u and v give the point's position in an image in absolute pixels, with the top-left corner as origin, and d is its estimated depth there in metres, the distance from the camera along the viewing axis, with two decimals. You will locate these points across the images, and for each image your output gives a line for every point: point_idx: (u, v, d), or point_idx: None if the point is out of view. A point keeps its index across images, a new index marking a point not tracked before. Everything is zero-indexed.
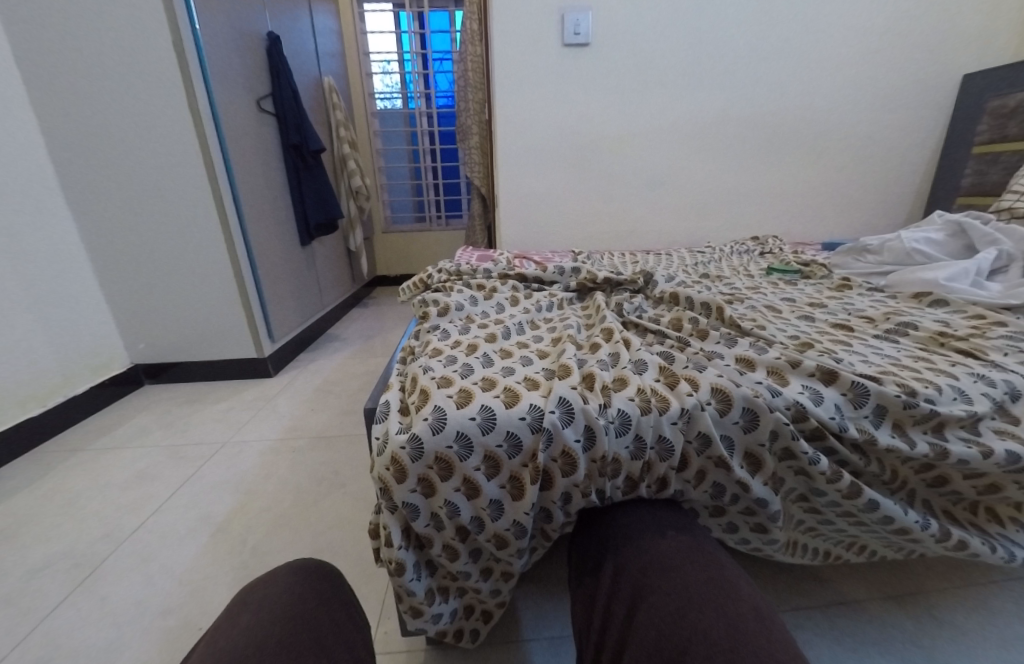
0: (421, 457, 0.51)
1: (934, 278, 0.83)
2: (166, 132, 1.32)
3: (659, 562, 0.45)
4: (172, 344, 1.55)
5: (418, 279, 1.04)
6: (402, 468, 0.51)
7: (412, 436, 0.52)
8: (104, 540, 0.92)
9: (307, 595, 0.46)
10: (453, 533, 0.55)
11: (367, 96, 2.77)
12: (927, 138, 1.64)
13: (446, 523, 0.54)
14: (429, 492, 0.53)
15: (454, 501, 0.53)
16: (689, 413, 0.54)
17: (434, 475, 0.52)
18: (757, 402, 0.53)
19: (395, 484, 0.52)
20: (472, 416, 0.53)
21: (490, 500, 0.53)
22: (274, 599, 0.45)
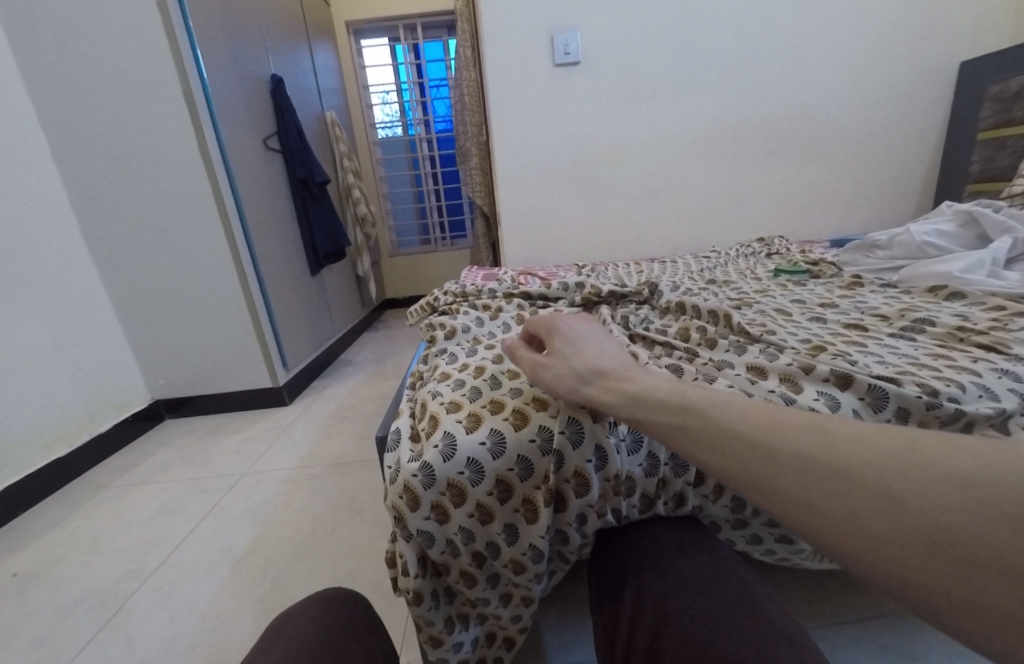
0: (433, 484, 0.51)
1: (948, 271, 0.82)
2: (179, 175, 1.38)
3: (681, 586, 0.44)
4: (191, 378, 1.59)
5: (425, 302, 1.05)
6: (415, 497, 0.51)
7: (423, 463, 0.51)
8: (131, 576, 0.93)
9: (336, 626, 0.47)
10: (469, 559, 0.55)
11: (368, 126, 2.86)
12: (930, 129, 1.62)
13: (461, 549, 0.54)
14: (442, 519, 0.52)
15: (469, 526, 0.53)
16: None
17: (447, 502, 0.52)
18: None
19: (409, 513, 0.51)
20: (482, 440, 0.53)
21: (503, 524, 0.54)
22: (304, 631, 0.45)
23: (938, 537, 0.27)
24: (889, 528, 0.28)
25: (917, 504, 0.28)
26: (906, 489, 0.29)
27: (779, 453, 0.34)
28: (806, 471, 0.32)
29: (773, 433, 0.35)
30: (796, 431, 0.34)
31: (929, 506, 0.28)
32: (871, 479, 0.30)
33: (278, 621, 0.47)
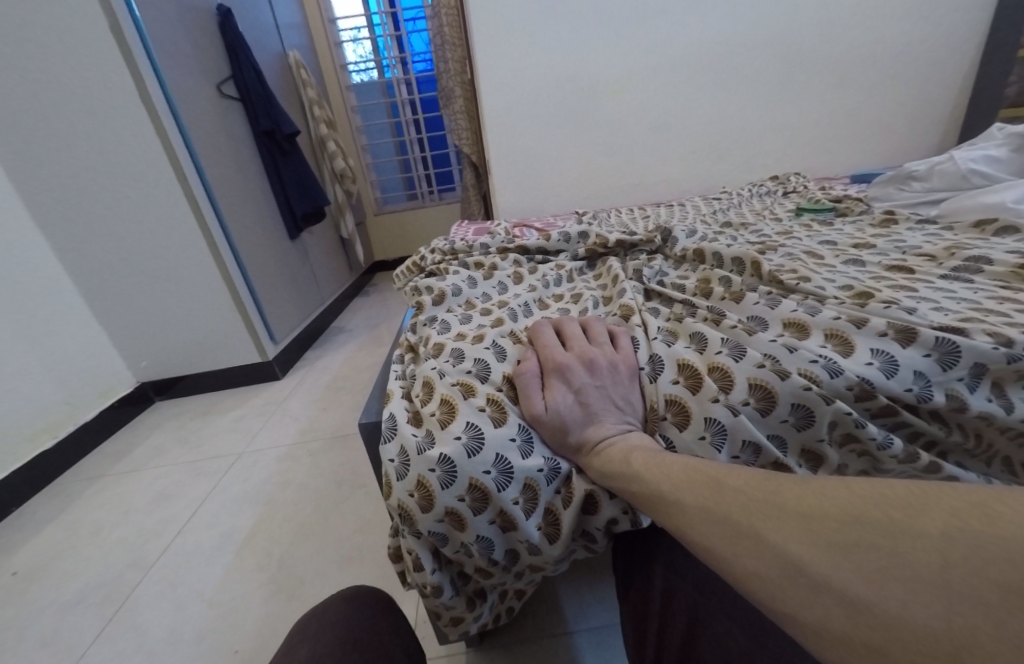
0: (452, 485, 0.45)
1: (999, 201, 0.73)
2: (127, 131, 1.22)
3: (719, 584, 0.41)
4: (176, 357, 1.51)
5: (411, 262, 0.96)
6: (429, 497, 0.45)
7: (443, 458, 0.46)
8: (131, 567, 0.90)
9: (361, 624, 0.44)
10: (486, 561, 0.50)
11: (338, 68, 2.60)
12: (965, 41, 1.46)
13: (477, 555, 0.48)
14: (458, 525, 0.46)
15: (488, 534, 0.47)
16: (722, 424, 0.46)
17: (464, 509, 0.45)
18: (809, 396, 0.44)
19: (419, 513, 0.46)
20: (511, 436, 0.47)
21: (528, 537, 0.47)
22: (333, 632, 0.42)
23: (796, 572, 0.30)
24: (760, 566, 0.32)
25: (777, 543, 0.32)
26: (771, 531, 0.32)
27: (684, 503, 0.37)
28: (705, 518, 0.35)
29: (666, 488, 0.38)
30: (696, 484, 0.37)
31: (791, 544, 0.31)
32: (743, 523, 0.34)
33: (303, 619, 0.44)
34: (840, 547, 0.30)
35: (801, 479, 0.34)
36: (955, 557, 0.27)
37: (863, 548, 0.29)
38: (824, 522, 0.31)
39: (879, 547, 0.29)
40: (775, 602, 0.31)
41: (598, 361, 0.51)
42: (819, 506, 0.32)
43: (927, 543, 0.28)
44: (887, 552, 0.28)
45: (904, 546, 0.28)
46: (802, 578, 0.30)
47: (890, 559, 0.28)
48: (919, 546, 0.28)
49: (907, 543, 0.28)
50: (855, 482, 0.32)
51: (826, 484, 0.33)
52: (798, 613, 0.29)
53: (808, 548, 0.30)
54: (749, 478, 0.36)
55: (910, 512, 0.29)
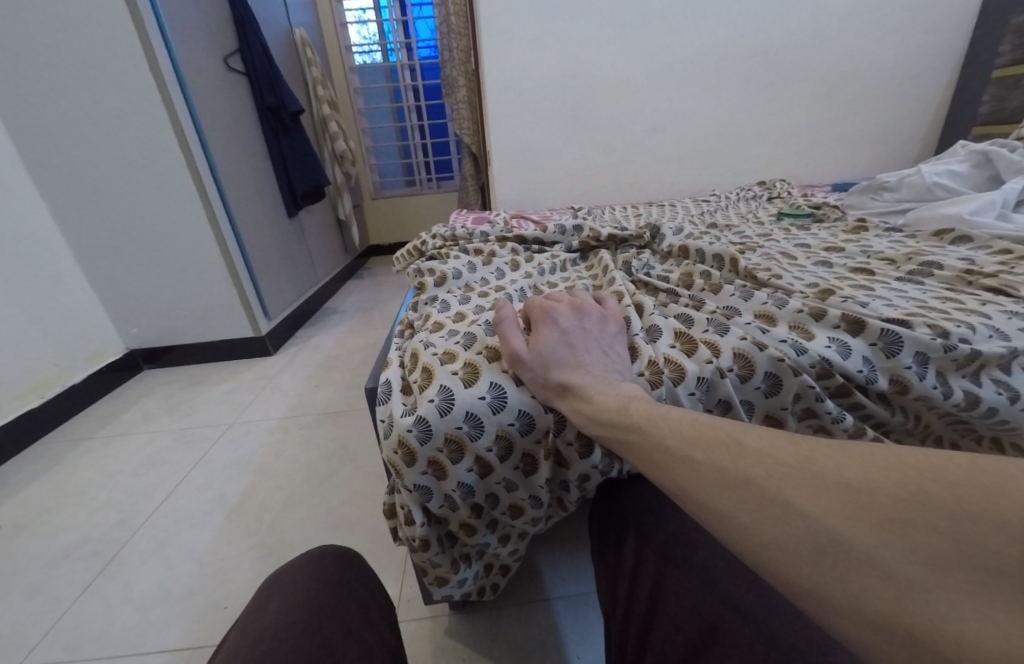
0: (430, 439, 0.49)
1: (957, 213, 0.79)
2: (132, 99, 1.23)
3: (682, 537, 0.45)
4: (168, 328, 1.52)
5: (412, 246, 0.99)
6: (411, 452, 0.49)
7: (419, 417, 0.49)
8: (121, 526, 0.93)
9: (332, 581, 0.46)
10: (468, 513, 0.54)
11: (343, 50, 2.60)
12: (944, 63, 1.54)
13: (460, 504, 0.53)
14: (440, 475, 0.51)
15: (467, 481, 0.51)
16: (709, 382, 0.51)
17: (444, 458, 0.50)
18: (782, 365, 0.50)
19: (405, 467, 0.50)
20: (481, 395, 0.50)
21: (503, 477, 0.53)
22: (306, 588, 0.45)
23: (825, 543, 0.27)
24: (787, 538, 0.28)
25: (812, 513, 0.28)
26: (805, 500, 0.28)
27: (700, 465, 0.33)
28: (723, 481, 0.32)
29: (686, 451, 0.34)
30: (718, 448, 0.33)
31: (828, 515, 0.27)
32: (770, 489, 0.30)
33: (277, 575, 0.47)
34: (895, 525, 0.26)
35: (846, 446, 0.30)
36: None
37: (914, 526, 0.25)
38: (878, 496, 0.27)
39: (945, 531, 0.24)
40: (795, 577, 0.27)
41: (585, 309, 0.54)
42: (863, 477, 0.28)
43: (1020, 536, 0.23)
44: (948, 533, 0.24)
45: (974, 527, 0.24)
46: (840, 554, 0.26)
47: (946, 541, 0.24)
48: (1006, 535, 0.23)
49: (983, 529, 0.24)
50: (917, 452, 0.28)
51: (873, 452, 0.29)
52: (829, 590, 0.26)
53: (844, 519, 0.27)
54: (777, 441, 0.32)
55: (994, 493, 0.24)
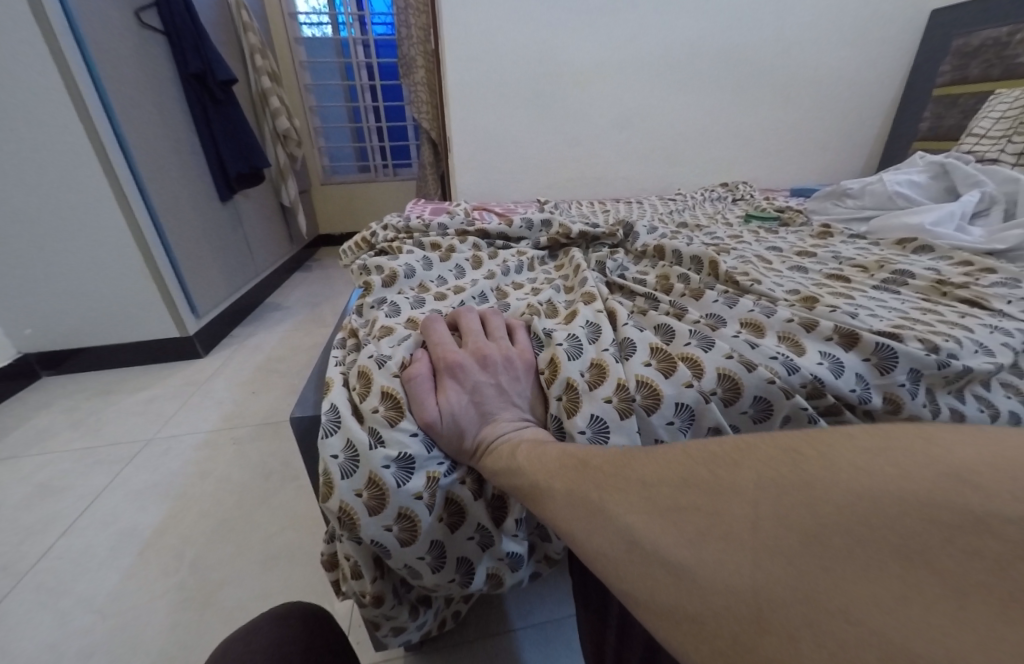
0: (408, 482, 0.42)
1: (919, 223, 0.80)
2: (14, 53, 1.03)
3: None
4: (73, 326, 1.32)
5: (361, 238, 0.89)
6: (381, 494, 0.41)
7: (401, 452, 0.42)
8: (1, 572, 0.77)
9: (295, 651, 0.38)
10: (434, 581, 0.45)
11: (287, 17, 2.38)
12: (892, 76, 1.62)
13: (425, 570, 0.44)
14: (406, 535, 0.42)
15: (438, 536, 0.43)
16: (691, 408, 0.46)
17: (419, 509, 0.42)
18: (773, 388, 0.46)
19: (366, 517, 0.41)
20: None
21: (477, 527, 0.45)
22: (266, 655, 0.36)
23: (634, 542, 0.31)
24: (604, 542, 0.32)
25: (620, 516, 0.33)
26: (618, 505, 0.33)
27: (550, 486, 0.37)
28: (562, 497, 0.36)
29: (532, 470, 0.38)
30: (556, 464, 0.38)
31: (630, 516, 0.32)
32: (594, 499, 0.34)
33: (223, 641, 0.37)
34: (677, 514, 0.31)
35: (653, 450, 0.36)
36: (770, 521, 0.28)
37: (690, 510, 0.31)
38: (666, 493, 0.32)
39: (705, 509, 0.30)
40: (619, 577, 0.31)
41: (489, 345, 0.50)
42: (655, 474, 0.34)
43: (752, 502, 0.29)
44: (709, 512, 0.30)
45: (726, 502, 0.30)
46: (640, 551, 0.31)
47: (714, 521, 0.30)
48: (740, 502, 0.30)
49: (735, 504, 0.30)
50: (692, 444, 0.35)
51: (665, 451, 0.35)
52: (640, 587, 0.30)
53: (645, 516, 0.32)
54: (608, 455, 0.37)
55: (735, 470, 0.31)
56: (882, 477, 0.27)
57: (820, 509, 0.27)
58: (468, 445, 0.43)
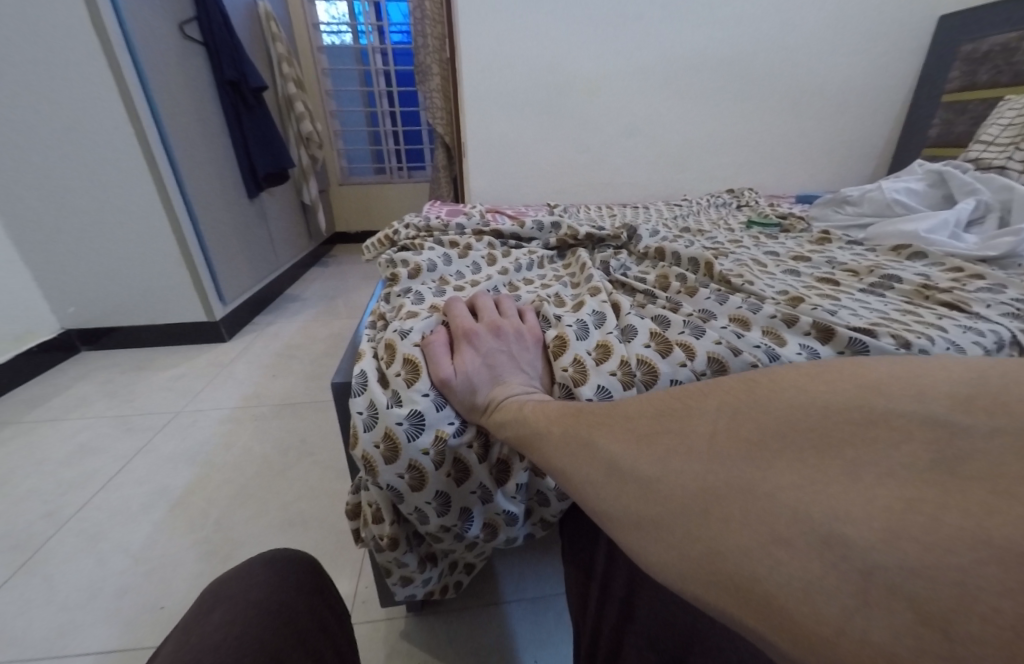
0: (418, 437, 0.46)
1: (915, 230, 0.83)
2: (69, 55, 1.12)
3: None
4: (109, 306, 1.40)
5: (384, 235, 0.95)
6: (394, 447, 0.46)
7: (412, 411, 0.47)
8: (47, 519, 0.84)
9: (284, 587, 0.43)
10: (438, 527, 0.51)
11: (309, 28, 2.47)
12: (900, 86, 1.63)
13: (432, 517, 0.50)
14: (416, 483, 0.48)
15: (444, 489, 0.49)
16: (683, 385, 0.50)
17: (426, 463, 0.47)
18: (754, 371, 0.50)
19: (382, 464, 0.47)
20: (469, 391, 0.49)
21: (480, 484, 0.50)
22: (256, 590, 0.41)
23: (613, 466, 0.36)
24: (587, 468, 0.37)
25: (603, 445, 0.37)
26: (599, 437, 0.38)
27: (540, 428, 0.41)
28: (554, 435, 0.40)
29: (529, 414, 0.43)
30: (550, 410, 0.43)
31: (612, 444, 0.37)
32: (582, 435, 0.39)
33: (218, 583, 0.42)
34: (648, 439, 0.36)
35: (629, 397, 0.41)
36: (724, 437, 0.33)
37: (662, 436, 0.35)
38: (642, 425, 0.37)
39: (670, 434, 0.35)
40: (599, 497, 0.35)
41: (501, 324, 0.55)
42: (636, 412, 0.38)
43: (712, 424, 0.34)
44: (678, 436, 0.35)
45: (691, 426, 0.35)
46: (618, 472, 0.35)
47: (681, 442, 0.34)
48: (701, 424, 0.35)
49: (698, 427, 0.35)
50: (669, 389, 0.40)
51: (646, 396, 0.40)
52: (616, 502, 0.34)
53: (625, 444, 0.36)
54: (592, 405, 0.42)
55: (695, 402, 0.36)
56: (815, 393, 0.33)
57: (764, 419, 0.33)
58: (479, 402, 0.47)
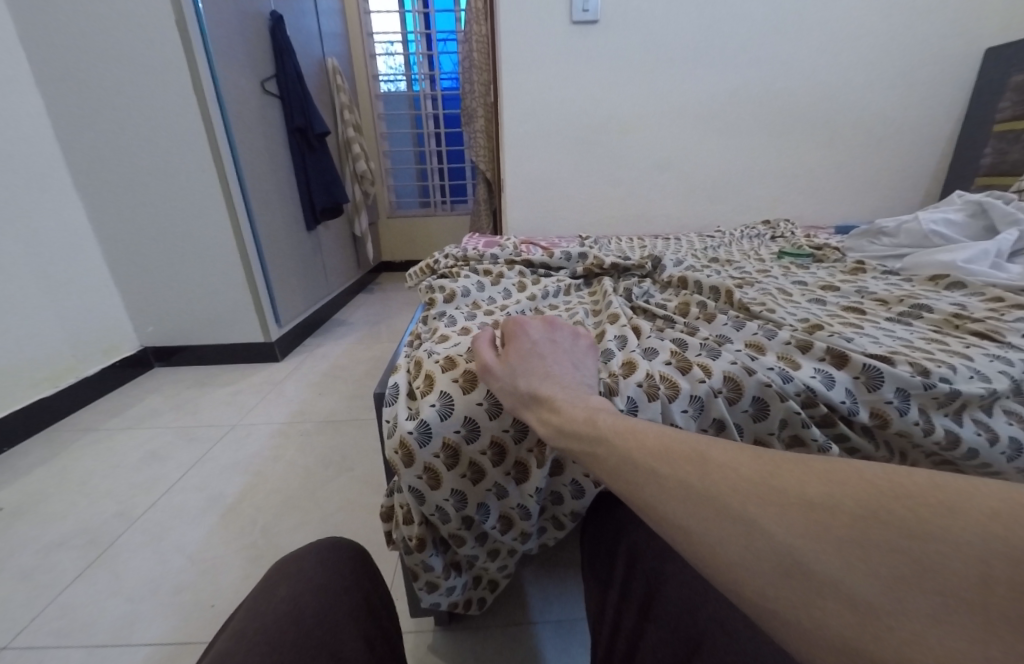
0: (429, 443, 0.51)
1: (953, 260, 0.81)
2: (172, 113, 1.32)
3: (671, 551, 0.47)
4: (183, 328, 1.57)
5: (425, 264, 1.03)
6: (409, 454, 0.51)
7: (419, 421, 0.52)
8: (119, 517, 0.94)
9: (338, 572, 0.47)
10: (459, 523, 0.56)
11: (371, 78, 2.74)
12: (946, 118, 1.60)
13: (451, 514, 0.55)
14: (434, 482, 0.53)
15: (460, 488, 0.54)
16: (702, 400, 0.53)
17: (439, 463, 0.52)
18: (769, 390, 0.52)
19: (402, 468, 0.52)
20: (479, 401, 0.53)
21: (495, 485, 0.54)
22: (316, 571, 0.46)
23: (782, 563, 0.26)
24: (740, 552, 0.27)
25: (769, 531, 0.27)
26: (765, 516, 0.27)
27: (663, 479, 0.32)
28: (683, 494, 0.30)
29: (643, 458, 0.33)
30: (675, 455, 0.33)
31: (785, 535, 0.26)
32: (732, 505, 0.29)
33: (282, 562, 0.48)
34: (858, 546, 0.25)
35: (807, 458, 0.30)
36: (997, 582, 0.22)
37: (876, 547, 0.24)
38: (836, 514, 0.26)
39: (896, 545, 0.24)
40: (755, 595, 0.27)
41: (556, 326, 0.55)
42: (825, 491, 0.27)
43: (975, 552, 0.23)
44: (906, 554, 0.24)
45: (933, 547, 0.23)
46: (792, 573, 0.26)
47: (911, 565, 0.24)
48: (960, 545, 0.23)
49: (945, 550, 0.23)
50: (883, 466, 0.27)
51: (837, 467, 0.28)
52: (784, 612, 0.26)
53: (806, 540, 0.26)
54: (738, 455, 0.31)
55: (950, 508, 0.24)
56: None
57: None
58: (531, 395, 0.45)
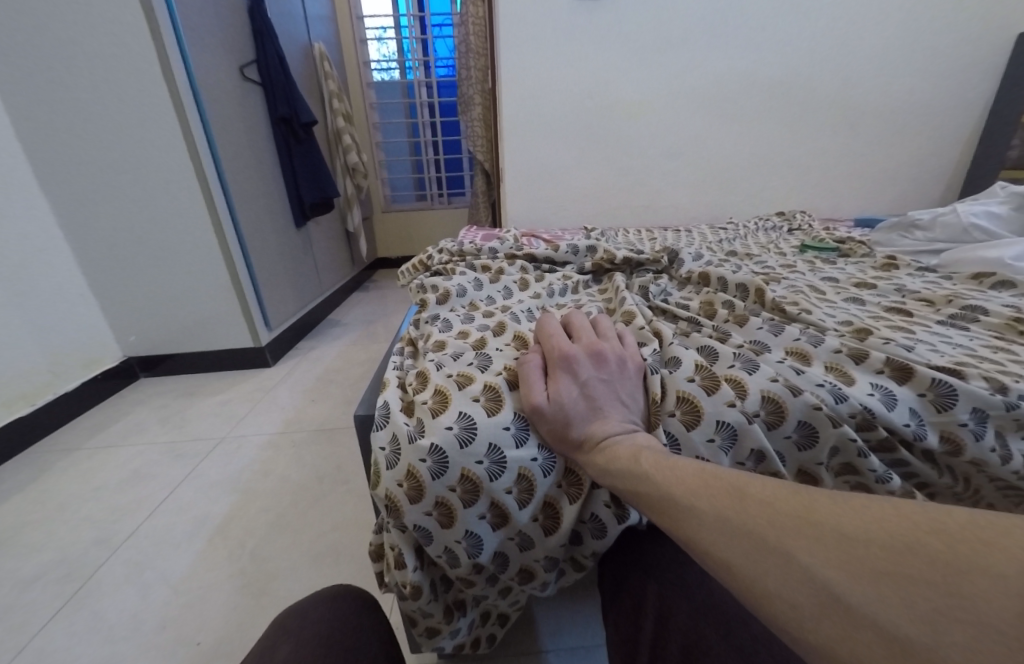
0: (443, 476, 0.45)
1: (997, 257, 0.74)
2: (144, 103, 1.22)
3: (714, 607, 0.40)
4: (168, 334, 1.49)
5: (419, 260, 0.96)
6: (419, 486, 0.45)
7: (433, 448, 0.45)
8: (99, 546, 0.87)
9: (347, 627, 0.41)
10: (469, 568, 0.49)
11: (361, 65, 2.63)
12: (973, 104, 1.52)
13: (462, 559, 0.47)
14: (446, 520, 0.46)
15: (478, 532, 0.46)
16: (733, 427, 0.46)
17: (455, 499, 0.45)
18: (819, 414, 0.45)
19: (407, 504, 0.46)
20: (506, 425, 0.46)
21: (519, 531, 0.47)
22: (323, 627, 0.40)
23: (825, 596, 0.28)
24: (783, 586, 0.30)
25: (810, 566, 0.29)
26: (804, 551, 0.30)
27: (708, 515, 0.34)
28: (725, 529, 0.33)
29: (685, 495, 0.35)
30: (715, 490, 0.35)
31: (822, 567, 0.29)
32: (772, 540, 0.31)
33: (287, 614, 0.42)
34: (893, 582, 0.27)
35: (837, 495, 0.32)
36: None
37: (913, 581, 0.26)
38: (871, 546, 0.28)
39: (938, 591, 0.26)
40: (797, 627, 0.29)
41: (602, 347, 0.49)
42: (860, 528, 0.29)
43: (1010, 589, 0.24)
44: (939, 588, 0.26)
45: (969, 584, 0.25)
46: (834, 606, 0.28)
47: (946, 598, 0.26)
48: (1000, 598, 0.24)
49: (984, 588, 0.25)
50: (912, 505, 0.29)
51: (873, 505, 0.30)
52: (826, 640, 0.28)
53: (844, 574, 0.28)
54: (782, 494, 0.33)
55: (982, 547, 0.26)
56: None
57: None
58: (579, 434, 0.43)
